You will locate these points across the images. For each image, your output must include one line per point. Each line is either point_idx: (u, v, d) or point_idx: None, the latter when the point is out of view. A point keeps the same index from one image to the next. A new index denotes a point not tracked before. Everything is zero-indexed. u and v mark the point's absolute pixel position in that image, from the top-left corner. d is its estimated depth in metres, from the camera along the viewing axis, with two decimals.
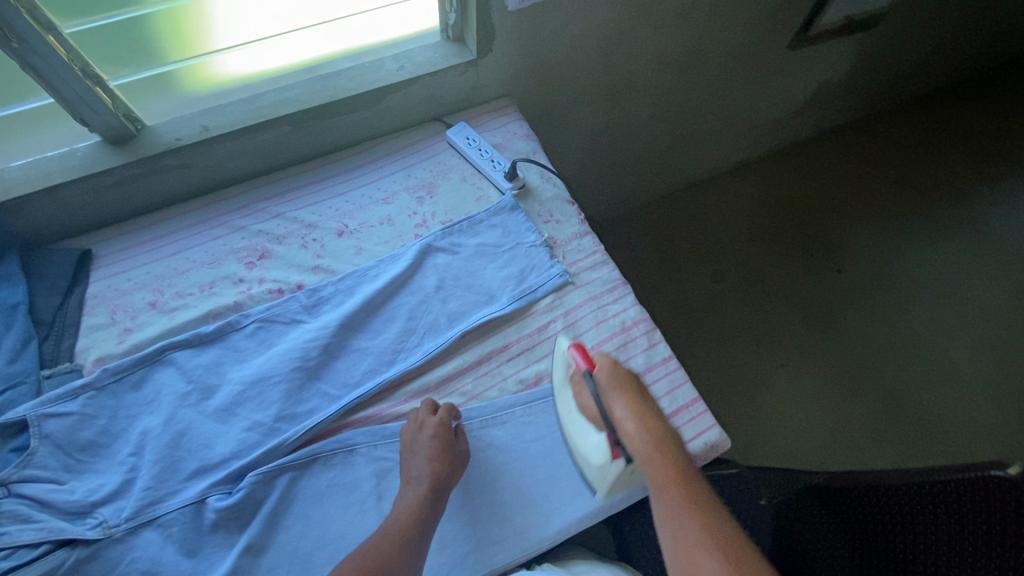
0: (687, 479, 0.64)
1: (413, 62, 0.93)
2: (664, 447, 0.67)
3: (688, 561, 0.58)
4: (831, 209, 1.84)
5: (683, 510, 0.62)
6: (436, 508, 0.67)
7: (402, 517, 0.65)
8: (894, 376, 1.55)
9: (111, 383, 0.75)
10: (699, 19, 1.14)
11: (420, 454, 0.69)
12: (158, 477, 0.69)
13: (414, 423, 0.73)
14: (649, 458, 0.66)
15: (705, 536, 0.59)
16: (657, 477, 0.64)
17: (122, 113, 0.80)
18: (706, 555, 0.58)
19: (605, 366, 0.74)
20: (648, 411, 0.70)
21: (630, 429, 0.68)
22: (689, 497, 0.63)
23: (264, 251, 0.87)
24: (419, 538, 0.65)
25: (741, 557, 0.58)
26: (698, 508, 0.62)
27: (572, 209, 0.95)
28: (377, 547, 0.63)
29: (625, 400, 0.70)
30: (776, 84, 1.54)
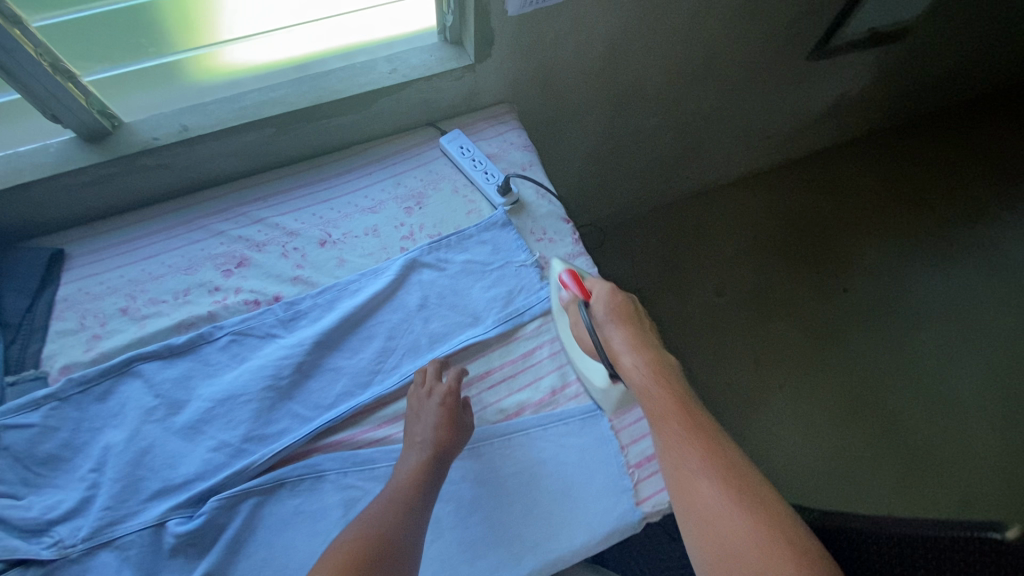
0: (686, 402, 0.62)
1: (407, 64, 0.88)
2: (661, 372, 0.65)
3: (687, 483, 0.56)
4: (841, 224, 1.79)
5: (682, 433, 0.59)
6: (437, 477, 0.66)
7: (404, 480, 0.65)
8: (894, 403, 1.51)
9: (75, 394, 0.72)
10: (713, 28, 1.09)
11: (424, 419, 0.70)
12: (119, 497, 0.67)
13: (417, 391, 0.74)
14: (646, 383, 0.65)
15: (706, 457, 0.57)
16: (653, 402, 0.63)
17: (97, 109, 0.76)
18: (706, 476, 0.56)
19: (600, 297, 0.75)
20: (645, 342, 0.69)
21: (626, 357, 0.68)
22: (688, 420, 0.60)
23: (243, 259, 0.84)
24: (421, 503, 0.63)
25: (742, 479, 0.56)
26: (698, 430, 0.59)
27: (567, 227, 0.91)
28: (376, 509, 0.62)
29: (621, 330, 0.70)
30: (792, 96, 1.48)
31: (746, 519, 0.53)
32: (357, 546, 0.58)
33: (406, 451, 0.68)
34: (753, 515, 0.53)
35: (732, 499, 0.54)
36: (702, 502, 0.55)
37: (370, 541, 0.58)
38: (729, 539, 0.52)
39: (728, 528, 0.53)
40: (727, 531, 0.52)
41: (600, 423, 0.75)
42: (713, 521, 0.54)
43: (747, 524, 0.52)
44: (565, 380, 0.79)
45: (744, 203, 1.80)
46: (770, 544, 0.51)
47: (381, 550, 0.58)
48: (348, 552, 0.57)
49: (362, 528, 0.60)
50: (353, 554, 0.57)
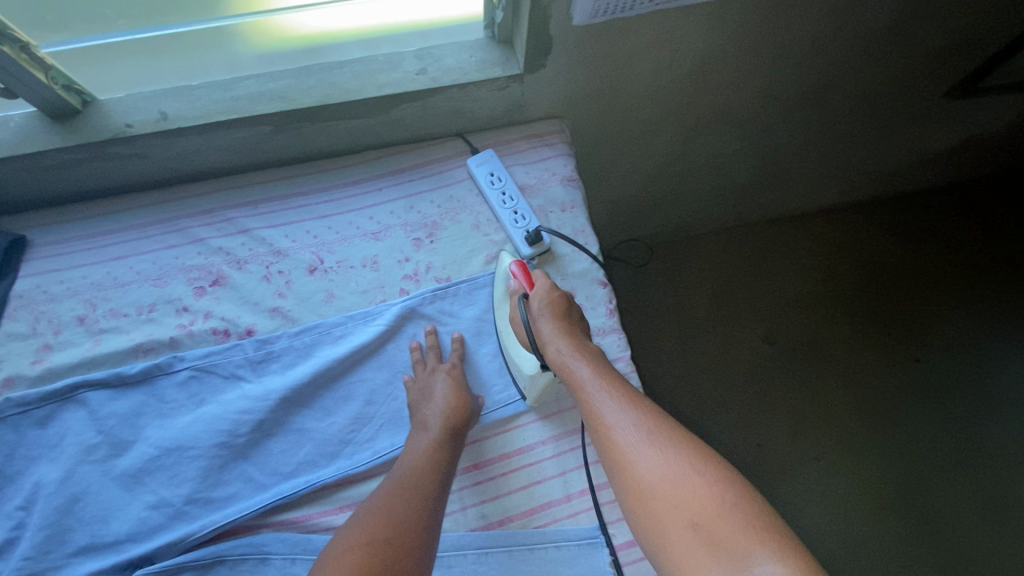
0: (606, 368, 0.59)
1: (439, 64, 0.71)
2: (583, 347, 0.61)
3: (608, 441, 0.52)
4: (931, 280, 1.44)
5: (602, 395, 0.55)
6: (452, 457, 0.61)
7: (419, 465, 0.59)
8: (947, 511, 1.20)
9: (14, 415, 0.64)
10: (836, 48, 0.86)
11: (436, 397, 0.64)
12: (41, 547, 0.59)
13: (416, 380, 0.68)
14: (566, 358, 0.60)
15: (626, 413, 0.53)
16: (572, 375, 0.58)
17: (61, 85, 0.64)
18: (625, 428, 0.52)
19: (545, 284, 0.67)
20: (573, 330, 0.63)
21: (550, 342, 0.62)
22: (608, 383, 0.57)
23: (219, 276, 0.72)
24: (441, 485, 0.58)
25: (659, 421, 0.52)
26: (618, 389, 0.56)
27: (603, 292, 0.75)
28: (394, 497, 0.56)
29: (552, 316, 0.64)
30: (909, 133, 1.22)
31: (664, 460, 0.49)
32: (379, 537, 0.52)
33: (416, 433, 0.63)
34: (671, 454, 0.49)
35: (652, 445, 0.50)
36: (622, 451, 0.51)
37: (393, 532, 0.52)
38: (649, 481, 0.48)
39: (651, 474, 0.48)
40: (650, 479, 0.48)
41: (597, 556, 0.62)
42: (634, 470, 0.49)
43: (666, 465, 0.48)
44: (566, 491, 0.66)
45: (823, 238, 1.50)
46: (687, 478, 0.47)
47: (406, 539, 0.52)
48: (369, 548, 0.51)
49: (382, 519, 0.53)
50: (377, 548, 0.51)
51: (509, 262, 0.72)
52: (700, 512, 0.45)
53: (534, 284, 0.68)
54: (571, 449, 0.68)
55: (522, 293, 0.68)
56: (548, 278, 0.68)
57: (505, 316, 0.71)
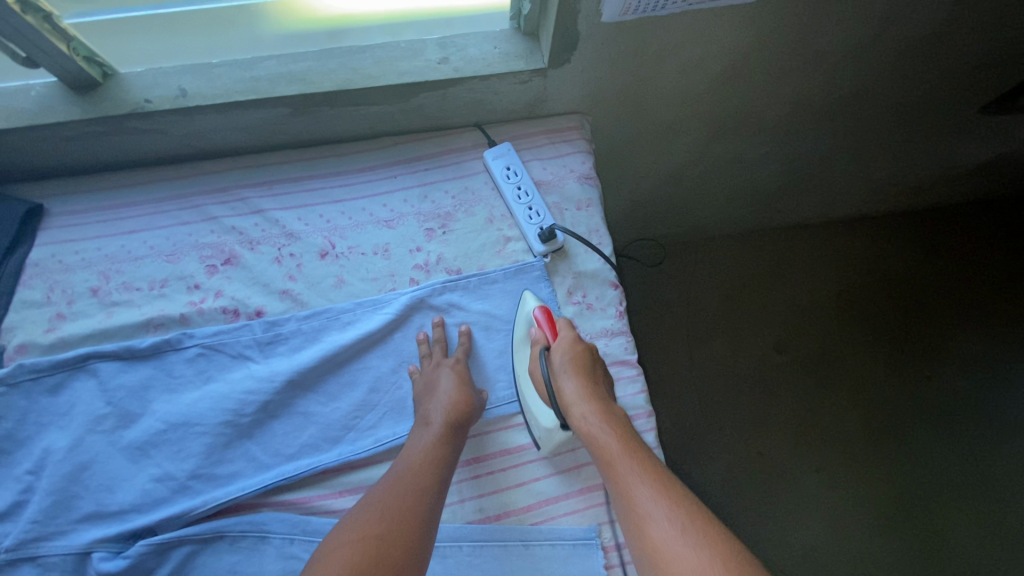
0: (633, 444, 0.58)
1: (462, 54, 0.70)
2: (608, 415, 0.60)
3: (639, 532, 0.51)
4: (950, 298, 1.41)
5: (631, 474, 0.55)
6: (453, 452, 0.62)
7: (419, 461, 0.59)
8: (949, 534, 1.19)
9: (25, 381, 0.65)
10: (873, 55, 0.84)
11: (439, 393, 0.64)
12: (47, 512, 0.61)
13: (421, 373, 0.68)
14: (593, 428, 0.59)
15: (656, 498, 0.53)
16: (600, 448, 0.58)
17: (82, 56, 0.64)
18: (656, 519, 0.51)
19: (568, 336, 0.66)
20: (598, 394, 0.62)
21: (574, 406, 0.61)
22: (636, 463, 0.56)
23: (231, 255, 0.72)
24: (440, 482, 0.59)
25: (692, 513, 0.51)
26: (646, 468, 0.55)
27: (613, 294, 0.74)
28: (391, 494, 0.56)
29: (576, 375, 0.63)
30: (940, 146, 1.19)
31: (696, 555, 0.47)
32: (373, 533, 0.52)
33: (418, 429, 0.63)
34: (703, 550, 0.48)
35: (684, 538, 0.49)
36: (653, 543, 0.50)
37: (388, 528, 0.53)
38: None
39: (685, 573, 0.47)
40: (680, 574, 0.47)
41: (591, 557, 0.63)
42: (667, 567, 0.48)
43: (699, 562, 0.47)
44: (564, 489, 0.66)
45: (842, 249, 1.47)
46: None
47: (401, 534, 0.53)
48: (363, 543, 0.51)
49: (378, 516, 0.54)
50: (371, 543, 0.51)
51: (532, 306, 0.70)
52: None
53: (557, 336, 0.67)
54: (573, 448, 0.68)
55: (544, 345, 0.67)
56: (572, 329, 0.67)
57: (523, 360, 0.70)
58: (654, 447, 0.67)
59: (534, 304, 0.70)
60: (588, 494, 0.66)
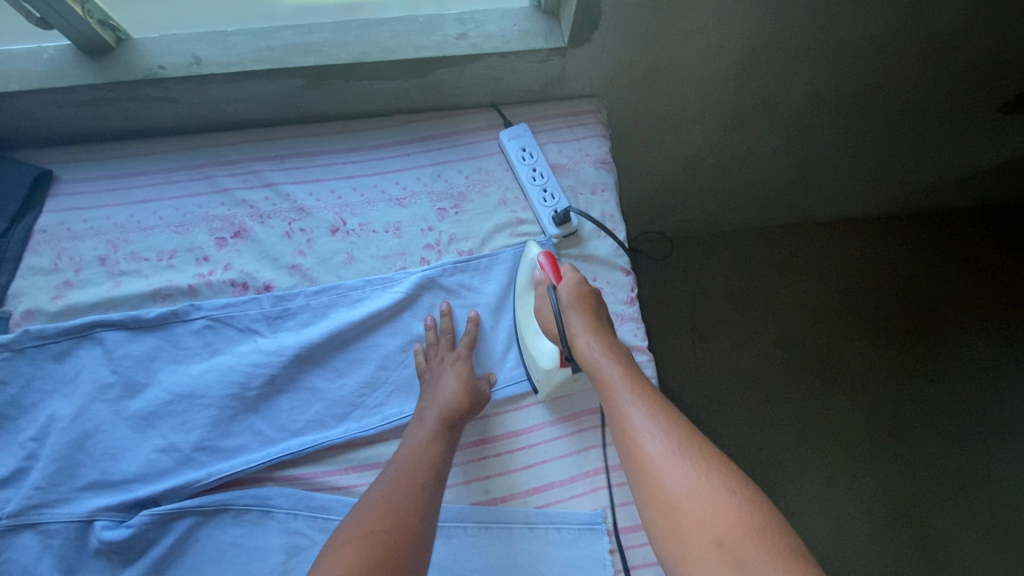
0: (634, 370, 0.58)
1: (481, 30, 0.68)
2: (611, 344, 0.60)
3: (633, 448, 0.52)
4: (959, 301, 1.40)
5: (630, 399, 0.55)
6: (449, 449, 0.61)
7: (417, 457, 0.59)
8: (946, 536, 1.19)
9: (30, 348, 0.64)
10: (896, 48, 0.83)
11: (437, 389, 0.64)
12: (51, 479, 0.60)
13: (426, 365, 0.67)
14: (596, 356, 0.59)
15: (655, 419, 0.53)
16: (602, 375, 0.58)
17: (96, 19, 0.63)
18: (653, 437, 0.52)
19: (574, 278, 0.65)
20: (601, 325, 0.62)
21: (578, 336, 0.61)
22: (636, 388, 0.56)
23: (241, 228, 0.72)
24: (438, 478, 0.58)
25: (687, 433, 0.52)
26: (648, 396, 0.55)
27: (625, 280, 0.74)
28: (391, 490, 0.55)
29: (579, 307, 0.62)
30: (957, 146, 1.18)
31: (690, 474, 0.48)
32: (376, 529, 0.51)
33: (412, 428, 0.62)
34: (698, 470, 0.49)
35: (680, 455, 0.50)
36: (648, 461, 0.50)
37: (390, 522, 0.52)
38: (676, 495, 0.48)
39: (678, 487, 0.48)
40: (676, 490, 0.48)
41: (597, 543, 0.63)
42: (660, 481, 0.49)
43: (694, 480, 0.48)
44: (571, 472, 0.66)
45: (853, 247, 1.45)
46: (714, 493, 0.47)
47: (402, 530, 0.52)
48: (367, 539, 0.51)
49: (379, 514, 0.53)
50: (375, 539, 0.51)
51: (536, 253, 0.70)
52: (726, 528, 0.45)
53: (562, 278, 0.66)
54: (582, 430, 0.68)
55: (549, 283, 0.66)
56: (577, 272, 0.66)
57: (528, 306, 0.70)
58: None
59: (538, 250, 0.70)
60: (594, 477, 0.66)
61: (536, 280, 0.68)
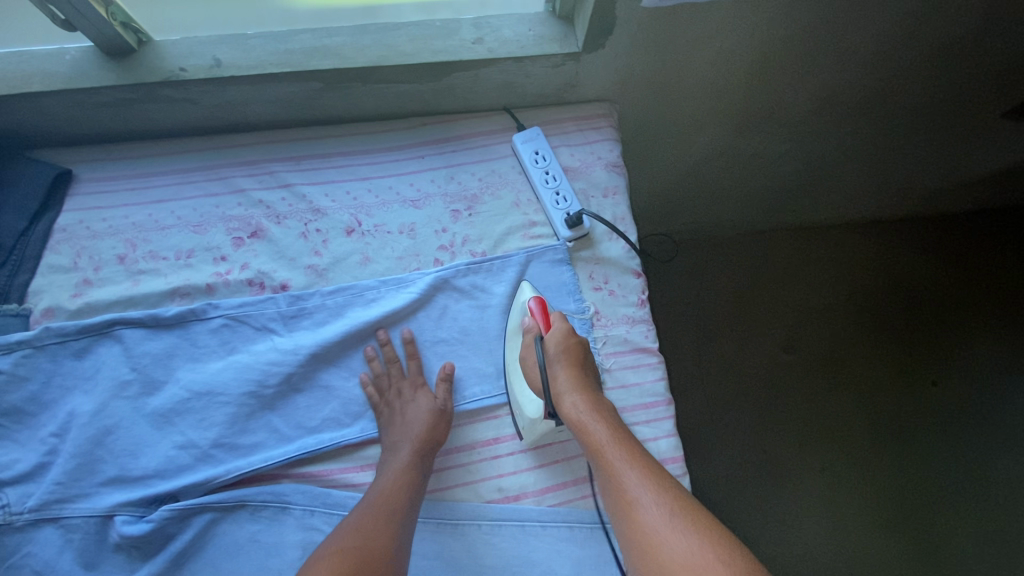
0: (623, 432, 0.59)
1: (497, 35, 0.69)
2: (599, 404, 0.61)
3: (630, 521, 0.53)
4: (962, 305, 1.40)
5: (622, 466, 0.55)
6: (425, 468, 0.63)
7: (393, 477, 0.61)
8: (947, 539, 1.20)
9: (51, 345, 0.65)
10: (905, 53, 0.84)
11: (404, 416, 0.65)
12: (71, 475, 0.61)
13: (379, 399, 0.67)
14: (586, 419, 0.60)
15: (648, 489, 0.54)
16: (592, 437, 0.59)
17: (119, 21, 0.64)
18: (647, 508, 0.52)
19: (561, 327, 0.66)
20: (589, 384, 0.63)
21: (567, 396, 0.61)
22: (626, 453, 0.57)
23: (258, 228, 0.72)
24: (411, 491, 0.61)
25: (680, 502, 0.53)
26: (636, 458, 0.56)
27: (636, 282, 0.75)
28: (366, 510, 0.58)
29: (567, 365, 0.63)
30: (962, 151, 1.19)
31: (686, 546, 0.49)
32: (349, 545, 0.55)
33: (386, 448, 0.64)
34: (693, 542, 0.49)
35: (676, 527, 0.50)
36: (645, 534, 0.51)
37: (361, 540, 0.55)
38: (676, 570, 0.48)
39: (677, 562, 0.48)
40: (675, 566, 0.48)
41: (609, 538, 0.65)
42: (659, 556, 0.49)
43: (691, 553, 0.48)
44: (582, 472, 0.67)
45: (857, 251, 1.46)
46: (714, 566, 0.47)
47: (373, 545, 0.55)
48: (340, 555, 0.54)
49: (353, 530, 0.56)
50: (348, 555, 0.54)
51: (527, 296, 0.70)
52: None
53: (551, 326, 0.66)
54: None
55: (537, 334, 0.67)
56: (565, 321, 0.66)
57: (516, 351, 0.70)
58: (671, 434, 0.68)
59: (530, 294, 0.70)
60: None
61: (526, 326, 0.68)
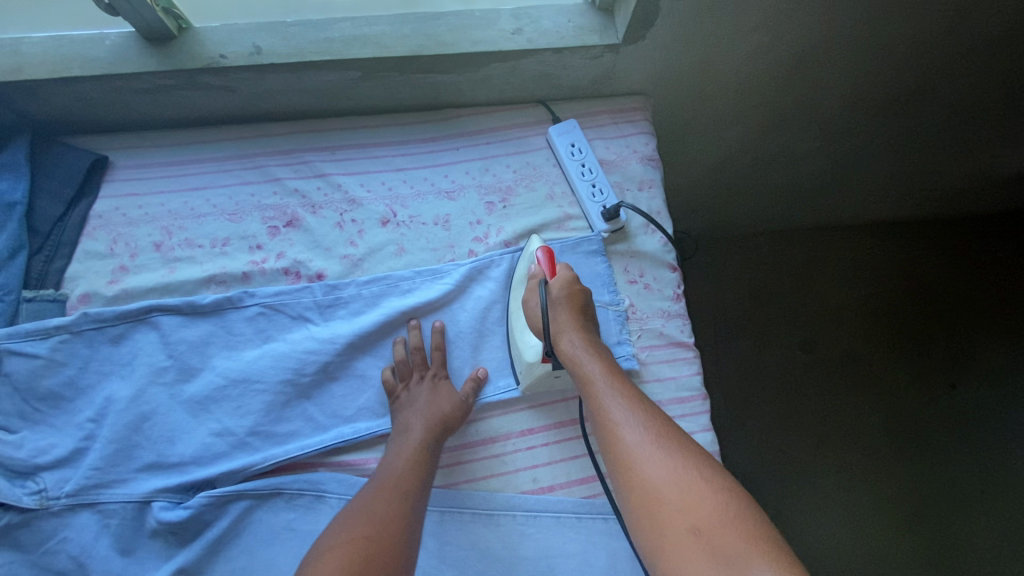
0: (615, 368, 0.59)
1: (536, 26, 0.69)
2: (595, 343, 0.62)
3: (613, 440, 0.52)
4: (982, 307, 1.40)
5: (610, 391, 0.56)
6: (432, 460, 0.61)
7: (401, 468, 0.59)
8: (966, 542, 1.19)
9: (88, 330, 0.65)
10: (941, 52, 0.83)
11: (420, 404, 0.64)
12: (109, 459, 0.61)
13: (397, 384, 0.67)
14: (578, 352, 0.60)
15: (634, 412, 0.54)
16: (583, 367, 0.59)
17: (162, 7, 0.63)
18: (630, 427, 0.52)
19: (568, 274, 0.65)
20: (586, 323, 0.63)
21: (562, 331, 0.62)
22: (615, 382, 0.57)
23: (293, 218, 0.72)
24: (423, 485, 0.58)
25: (664, 426, 0.53)
26: (627, 389, 0.56)
27: (671, 276, 0.74)
28: (375, 497, 0.56)
29: (565, 301, 0.63)
30: (988, 152, 1.18)
31: (667, 464, 0.49)
32: (361, 534, 0.51)
33: (394, 441, 0.62)
34: (674, 460, 0.49)
35: (658, 447, 0.50)
36: (628, 452, 0.51)
37: (371, 529, 0.52)
38: (654, 484, 0.48)
39: (656, 477, 0.48)
40: (655, 482, 0.48)
41: None
42: (639, 471, 0.49)
43: (669, 470, 0.49)
44: None
45: (875, 251, 1.46)
46: (692, 485, 0.48)
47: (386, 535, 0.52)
48: (352, 543, 0.50)
49: (365, 520, 0.53)
50: (359, 544, 0.51)
51: (536, 247, 0.69)
52: (703, 518, 0.45)
53: (557, 274, 0.65)
54: None
55: (541, 278, 0.66)
56: (571, 270, 0.66)
57: (520, 297, 0.69)
58: (706, 429, 0.68)
59: (538, 245, 0.69)
60: None
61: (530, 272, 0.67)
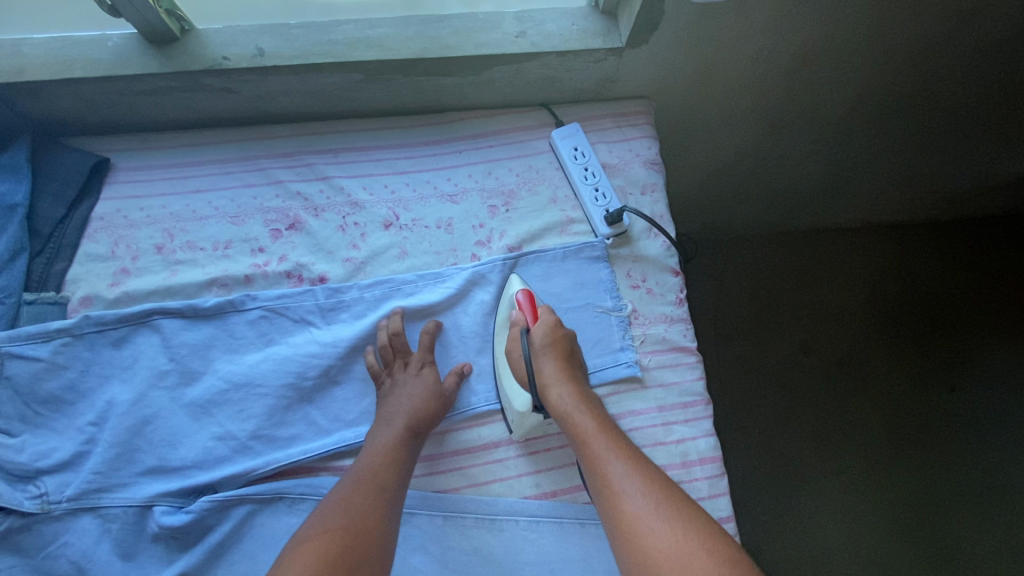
0: (609, 423, 0.60)
1: (540, 29, 0.69)
2: (587, 397, 0.62)
3: (615, 509, 0.53)
4: (981, 310, 1.40)
5: (607, 455, 0.56)
6: (411, 452, 0.61)
7: (380, 459, 0.59)
8: (966, 547, 1.19)
9: (89, 333, 0.65)
10: (943, 56, 0.83)
11: (403, 395, 0.64)
12: (110, 463, 0.61)
13: (381, 369, 0.67)
14: (572, 410, 0.61)
15: (633, 478, 0.54)
16: (578, 428, 0.59)
17: (164, 8, 0.63)
18: (630, 496, 0.53)
19: (549, 320, 0.66)
20: (576, 376, 0.64)
21: (553, 387, 0.62)
22: (611, 443, 0.57)
23: (296, 220, 0.72)
24: (403, 477, 0.59)
25: (663, 489, 0.53)
26: (622, 449, 0.57)
27: (674, 281, 0.74)
28: (353, 489, 0.56)
29: (554, 355, 0.64)
30: (989, 155, 1.18)
31: (669, 534, 0.49)
32: (337, 526, 0.52)
33: (374, 430, 0.62)
34: (676, 530, 0.50)
35: (657, 516, 0.51)
36: (630, 523, 0.51)
37: (348, 521, 0.52)
38: (659, 557, 0.48)
39: (660, 549, 0.49)
40: (659, 555, 0.48)
41: None
42: (642, 543, 0.50)
43: (672, 541, 0.49)
44: None
45: (875, 254, 1.46)
46: (696, 556, 0.48)
47: (362, 527, 0.52)
48: (328, 535, 0.51)
49: (343, 511, 0.53)
50: (335, 536, 0.51)
51: (516, 288, 0.69)
52: None
53: (539, 318, 0.67)
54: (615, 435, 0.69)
55: (523, 325, 0.67)
56: (552, 314, 0.67)
57: (503, 343, 0.69)
58: (709, 434, 0.68)
59: (518, 286, 0.69)
60: None
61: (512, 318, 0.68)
